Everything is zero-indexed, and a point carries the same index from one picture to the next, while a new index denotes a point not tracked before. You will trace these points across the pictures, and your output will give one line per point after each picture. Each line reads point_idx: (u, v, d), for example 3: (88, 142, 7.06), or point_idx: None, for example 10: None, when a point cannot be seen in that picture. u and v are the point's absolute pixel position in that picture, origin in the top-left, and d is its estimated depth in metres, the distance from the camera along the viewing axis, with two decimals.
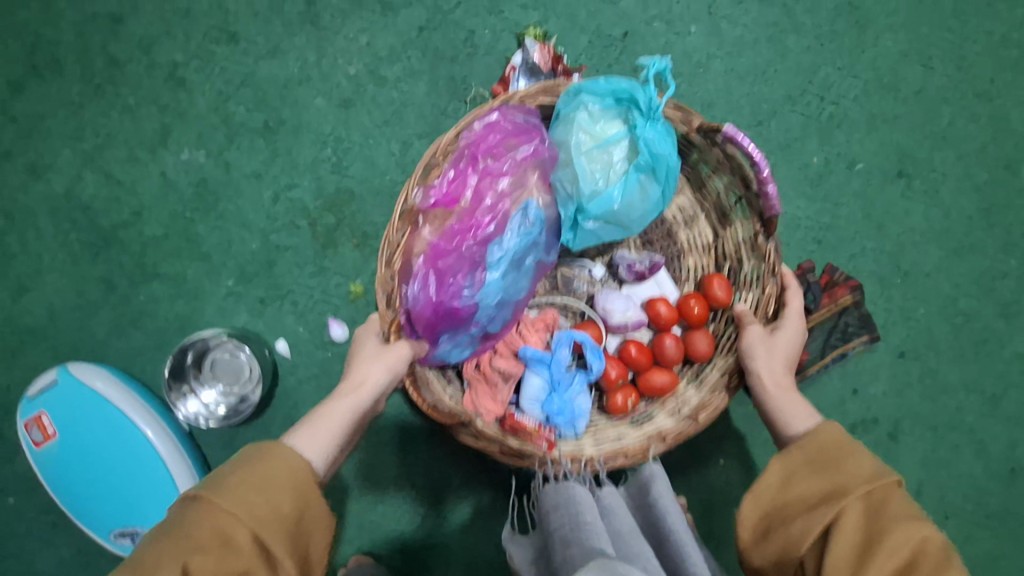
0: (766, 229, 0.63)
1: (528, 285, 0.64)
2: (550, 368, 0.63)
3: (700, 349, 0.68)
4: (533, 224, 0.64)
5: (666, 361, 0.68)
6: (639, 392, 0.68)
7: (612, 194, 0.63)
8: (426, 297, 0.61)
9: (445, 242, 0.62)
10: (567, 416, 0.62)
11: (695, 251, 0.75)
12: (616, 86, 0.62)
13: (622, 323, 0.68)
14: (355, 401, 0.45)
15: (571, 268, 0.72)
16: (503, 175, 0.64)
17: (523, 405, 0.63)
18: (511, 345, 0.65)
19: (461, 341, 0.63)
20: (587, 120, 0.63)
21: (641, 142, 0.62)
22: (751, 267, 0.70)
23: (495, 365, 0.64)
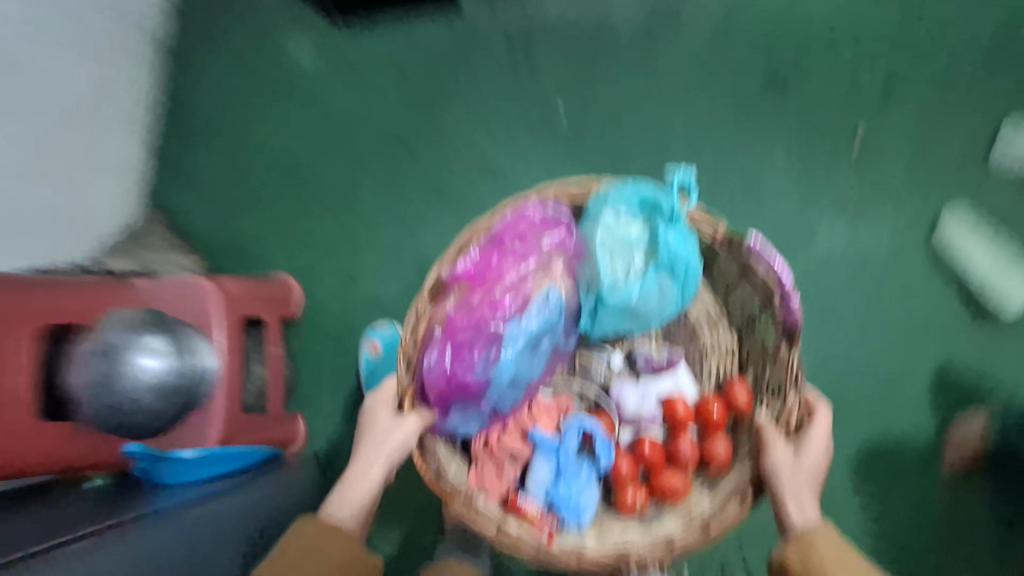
0: (786, 336, 0.71)
1: (535, 367, 0.75)
2: (557, 455, 0.74)
3: (716, 456, 0.75)
4: (553, 309, 0.73)
5: (679, 463, 0.76)
6: (650, 491, 0.75)
7: (633, 286, 0.75)
8: (440, 370, 0.72)
9: (461, 318, 0.73)
10: (571, 508, 0.72)
11: (718, 352, 0.81)
12: (641, 192, 0.74)
13: (632, 416, 0.77)
14: (369, 481, 0.62)
15: (590, 355, 0.81)
16: (529, 259, 0.74)
17: (528, 491, 0.73)
18: (522, 426, 0.76)
19: (473, 416, 0.74)
20: (609, 224, 0.75)
21: (662, 244, 0.73)
22: (772, 375, 0.75)
23: (503, 446, 0.74)
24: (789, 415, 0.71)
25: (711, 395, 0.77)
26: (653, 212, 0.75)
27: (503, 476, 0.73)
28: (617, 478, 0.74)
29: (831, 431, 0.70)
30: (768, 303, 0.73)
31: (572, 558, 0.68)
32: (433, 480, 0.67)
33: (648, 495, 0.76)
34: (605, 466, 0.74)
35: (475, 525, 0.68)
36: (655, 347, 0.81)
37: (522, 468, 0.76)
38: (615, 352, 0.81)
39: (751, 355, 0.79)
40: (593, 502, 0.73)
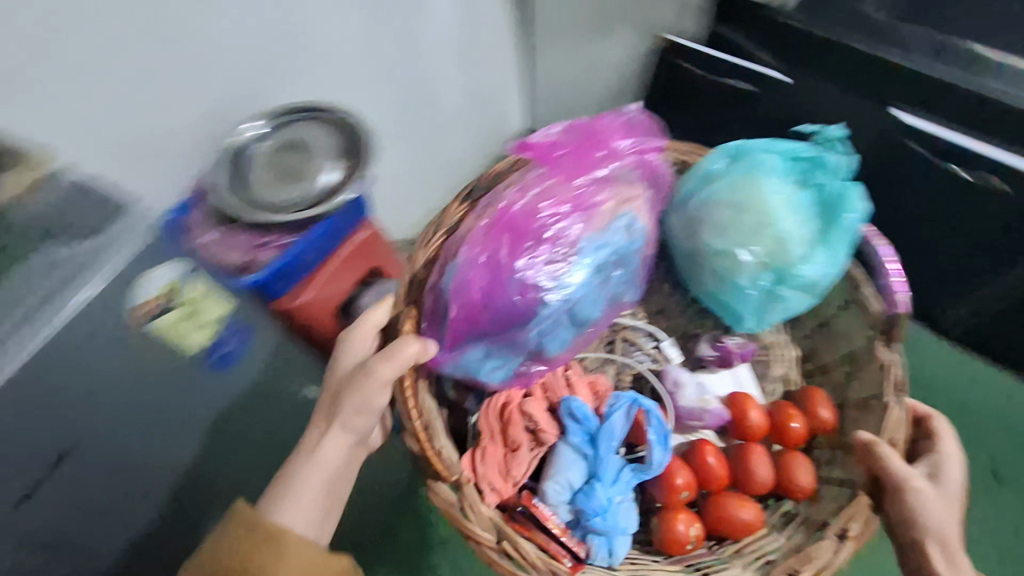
0: (881, 330, 0.58)
1: (601, 307, 0.52)
2: (593, 448, 0.53)
3: (798, 482, 0.57)
4: (637, 237, 0.52)
5: (749, 483, 0.57)
6: (707, 524, 0.56)
7: (817, 254, 0.55)
8: (478, 268, 0.48)
9: (526, 218, 0.49)
10: (605, 529, 0.51)
11: (785, 361, 0.66)
12: (790, 149, 0.57)
13: (694, 408, 0.57)
14: (330, 462, 0.45)
15: (634, 334, 0.63)
16: (619, 162, 0.53)
17: (546, 494, 0.53)
18: (554, 393, 0.55)
19: (510, 360, 0.50)
20: (773, 175, 0.56)
21: (838, 199, 0.55)
22: (859, 384, 0.60)
23: (525, 415, 0.53)
24: (898, 433, 0.53)
25: (786, 402, 0.61)
26: (810, 167, 0.57)
27: (515, 466, 0.53)
28: (666, 496, 0.55)
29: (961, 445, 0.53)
30: (851, 296, 0.61)
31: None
32: (421, 445, 0.46)
33: (704, 527, 0.56)
34: (656, 471, 0.54)
35: (466, 533, 0.47)
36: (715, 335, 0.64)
37: (541, 459, 0.55)
38: (667, 337, 0.63)
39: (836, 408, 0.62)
40: (632, 524, 0.53)
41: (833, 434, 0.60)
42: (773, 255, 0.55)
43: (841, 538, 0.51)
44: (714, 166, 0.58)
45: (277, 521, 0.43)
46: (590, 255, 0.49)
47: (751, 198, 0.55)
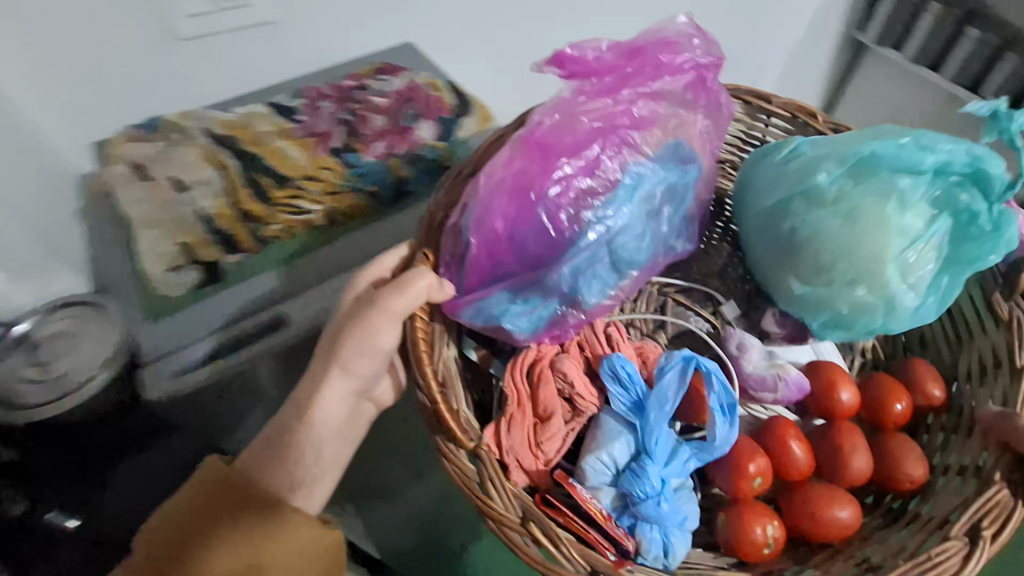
0: (998, 283, 0.48)
1: (650, 252, 0.44)
2: (641, 418, 0.43)
3: (904, 471, 0.45)
4: (684, 166, 0.44)
5: (840, 471, 0.45)
6: (787, 523, 0.45)
7: (934, 299, 0.45)
8: (504, 196, 0.41)
9: (562, 151, 0.41)
10: (659, 517, 0.41)
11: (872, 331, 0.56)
12: (938, 164, 0.43)
13: (769, 377, 0.47)
14: (328, 409, 0.39)
15: (688, 296, 0.54)
16: (668, 83, 0.44)
17: (584, 474, 0.43)
18: (592, 352, 0.46)
19: (542, 310, 0.42)
20: (900, 203, 0.43)
21: (973, 240, 0.44)
22: (973, 351, 0.49)
23: (559, 377, 0.44)
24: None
25: (886, 376, 0.49)
26: (951, 187, 0.44)
27: (545, 438, 0.44)
28: (734, 484, 0.44)
29: None
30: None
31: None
32: (430, 396, 0.38)
33: (783, 526, 0.45)
34: (722, 449, 0.44)
35: (483, 512, 0.39)
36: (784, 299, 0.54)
37: (579, 434, 0.46)
38: (728, 301, 0.53)
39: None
40: (693, 515, 0.43)
41: (943, 414, 0.49)
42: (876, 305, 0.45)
43: (979, 534, 0.39)
44: (823, 179, 0.45)
45: (251, 484, 0.37)
46: (634, 186, 0.42)
47: (865, 245, 0.43)
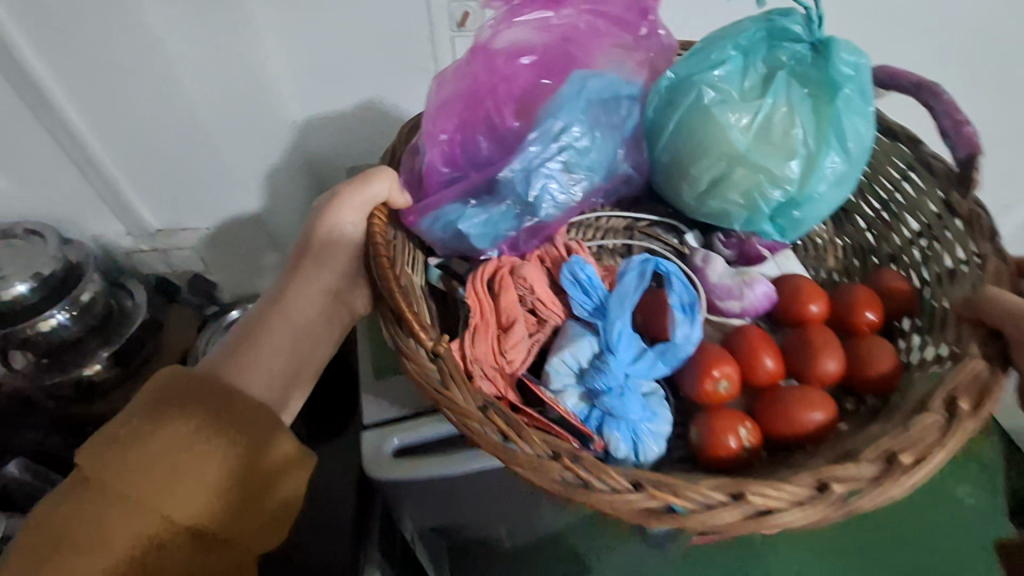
0: (955, 183, 0.48)
1: (600, 160, 0.45)
2: (604, 319, 0.44)
3: (877, 365, 0.43)
4: (625, 84, 0.47)
5: (811, 370, 0.44)
6: (764, 425, 0.43)
7: (824, 153, 0.45)
8: (450, 113, 0.45)
9: (501, 73, 0.45)
10: (620, 409, 0.41)
11: (842, 256, 0.56)
12: (742, 53, 0.46)
13: (732, 284, 0.47)
14: (301, 301, 0.44)
15: (652, 228, 0.55)
16: (601, 14, 0.48)
17: (549, 378, 0.43)
18: (553, 263, 0.46)
19: (499, 213, 0.44)
20: (729, 94, 0.45)
21: (814, 91, 0.45)
22: (943, 256, 0.48)
23: (520, 283, 0.45)
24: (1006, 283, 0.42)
25: (863, 288, 0.48)
26: (768, 61, 0.46)
27: (510, 345, 0.44)
28: (701, 387, 0.43)
29: None
30: (911, 164, 0.52)
31: (629, 488, 0.35)
32: (388, 285, 0.39)
33: (759, 429, 0.43)
34: (688, 349, 0.44)
35: (439, 400, 0.39)
36: None
37: (544, 347, 0.45)
38: (691, 231, 0.53)
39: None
40: (664, 416, 0.42)
41: (913, 318, 0.48)
42: (756, 189, 0.46)
43: (955, 404, 0.38)
44: (661, 99, 0.47)
45: (204, 383, 0.39)
46: (581, 90, 0.44)
47: (713, 141, 0.45)
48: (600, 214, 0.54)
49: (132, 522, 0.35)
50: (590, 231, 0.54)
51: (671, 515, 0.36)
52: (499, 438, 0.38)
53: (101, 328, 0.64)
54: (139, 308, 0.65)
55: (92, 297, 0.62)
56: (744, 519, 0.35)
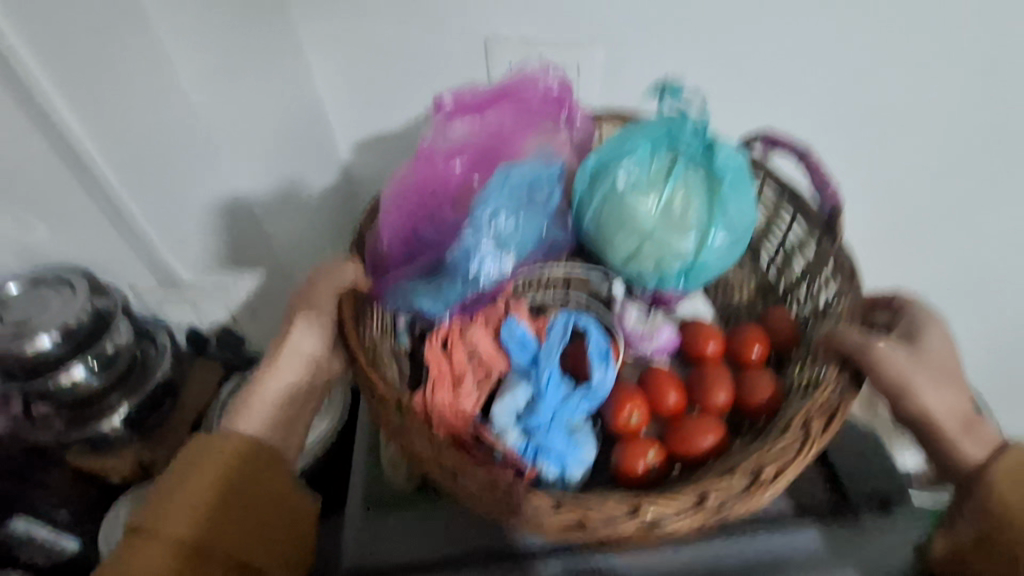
0: (827, 231, 0.57)
1: (528, 234, 0.54)
2: (537, 368, 0.54)
3: (757, 394, 0.54)
4: (549, 166, 0.56)
5: (707, 401, 0.54)
6: (670, 448, 0.53)
7: (712, 230, 0.54)
8: (401, 208, 0.54)
9: (441, 172, 0.55)
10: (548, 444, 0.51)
11: (746, 289, 0.65)
12: (647, 144, 0.55)
13: (643, 330, 0.58)
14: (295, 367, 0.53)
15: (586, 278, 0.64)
16: (524, 116, 0.58)
17: (494, 420, 0.53)
18: (494, 322, 0.56)
19: (447, 287, 0.53)
20: (637, 180, 0.54)
21: (706, 175, 0.54)
22: (820, 293, 0.59)
23: (469, 342, 0.55)
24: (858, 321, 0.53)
25: (753, 327, 0.58)
26: (671, 149, 0.55)
27: (462, 395, 0.54)
28: (616, 420, 0.53)
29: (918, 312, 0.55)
30: (796, 211, 0.62)
31: (554, 509, 0.45)
32: (358, 358, 0.49)
33: (664, 451, 0.53)
34: (605, 389, 0.54)
35: (404, 447, 0.49)
36: None
37: (489, 393, 0.55)
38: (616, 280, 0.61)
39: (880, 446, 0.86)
40: (587, 447, 0.52)
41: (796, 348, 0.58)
42: (663, 257, 0.55)
43: (811, 425, 0.48)
44: (584, 185, 0.57)
45: (229, 448, 0.48)
46: (505, 180, 0.53)
47: (625, 221, 0.55)
48: (543, 273, 0.60)
49: (164, 552, 0.44)
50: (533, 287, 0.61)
51: (587, 527, 0.46)
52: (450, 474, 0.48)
53: (127, 381, 0.77)
54: (159, 363, 0.79)
55: (119, 350, 0.75)
56: (640, 525, 0.46)
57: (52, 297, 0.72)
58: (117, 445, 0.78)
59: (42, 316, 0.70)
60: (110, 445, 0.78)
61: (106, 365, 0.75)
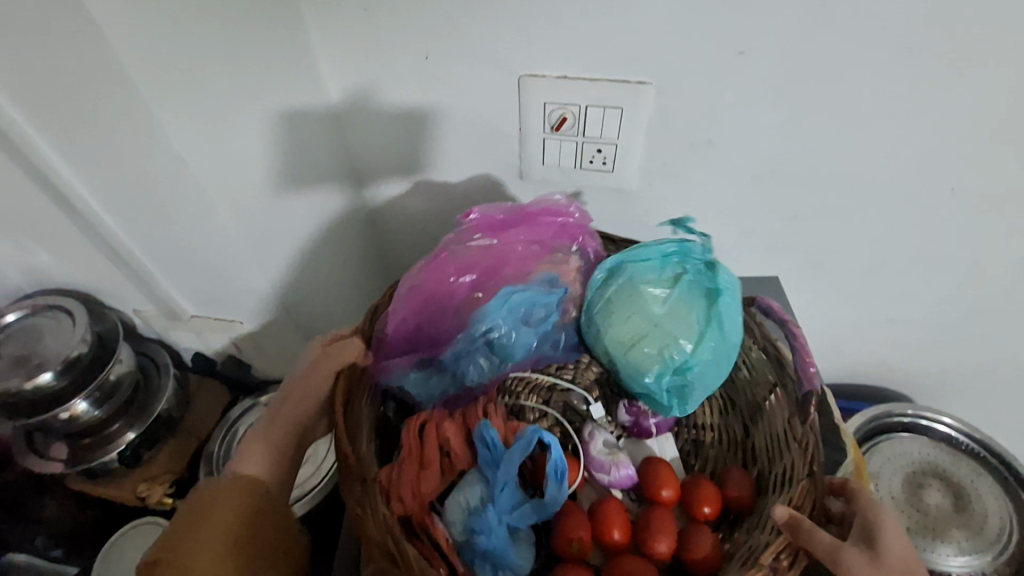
0: (796, 408, 0.62)
1: (518, 349, 0.66)
2: (494, 471, 0.58)
3: (694, 554, 0.57)
4: (548, 292, 0.67)
5: (648, 547, 0.57)
6: None
7: (709, 335, 0.63)
8: (416, 302, 0.66)
9: (456, 278, 0.68)
10: (488, 549, 0.55)
11: (719, 443, 0.71)
12: (661, 255, 0.66)
13: (606, 461, 0.63)
14: (289, 414, 0.61)
15: (570, 395, 0.70)
16: (534, 243, 0.70)
17: (446, 511, 0.58)
18: (470, 417, 0.62)
19: (434, 380, 0.67)
20: (651, 281, 0.64)
21: (710, 286, 0.64)
22: (780, 464, 0.62)
23: (441, 433, 0.61)
24: (807, 506, 0.56)
25: (710, 484, 0.62)
26: (681, 262, 0.66)
27: (424, 483, 0.59)
28: (558, 543, 0.57)
29: (874, 499, 0.57)
30: (779, 379, 0.65)
31: None
32: (338, 432, 0.55)
33: None
34: (553, 509, 0.57)
35: (359, 514, 0.54)
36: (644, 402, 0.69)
37: (450, 483, 0.61)
38: (596, 402, 0.69)
39: (931, 526, 0.94)
40: (522, 562, 0.56)
41: (747, 515, 0.62)
42: (665, 350, 0.63)
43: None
44: (601, 283, 0.67)
45: (236, 483, 0.56)
46: (506, 301, 0.65)
47: (635, 313, 0.64)
48: (531, 377, 0.69)
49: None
50: (514, 388, 0.69)
51: None
52: (389, 552, 0.52)
53: (128, 409, 0.98)
54: (162, 393, 1.00)
55: (119, 381, 0.96)
56: None
57: (55, 327, 0.93)
58: (118, 474, 0.98)
59: (47, 347, 0.92)
60: (111, 472, 0.97)
61: (108, 395, 0.95)
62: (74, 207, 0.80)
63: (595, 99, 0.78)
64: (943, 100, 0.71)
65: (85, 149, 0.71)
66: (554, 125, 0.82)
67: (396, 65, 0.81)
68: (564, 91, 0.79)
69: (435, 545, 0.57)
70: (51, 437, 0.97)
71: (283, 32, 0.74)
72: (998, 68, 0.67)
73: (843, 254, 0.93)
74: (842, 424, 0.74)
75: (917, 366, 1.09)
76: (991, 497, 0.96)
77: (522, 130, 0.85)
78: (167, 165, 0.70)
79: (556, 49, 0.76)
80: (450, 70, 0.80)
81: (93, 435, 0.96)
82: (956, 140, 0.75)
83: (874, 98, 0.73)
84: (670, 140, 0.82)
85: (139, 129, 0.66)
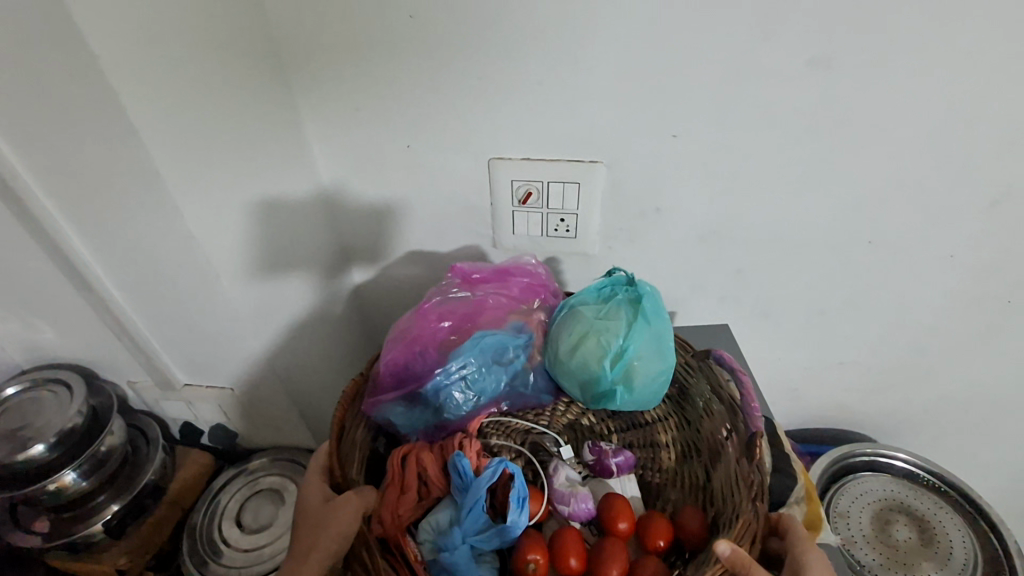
0: (744, 451, 0.67)
1: (489, 389, 0.74)
2: (464, 495, 0.64)
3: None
4: (515, 338, 0.76)
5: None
6: None
7: (637, 326, 0.73)
8: (401, 348, 0.75)
9: (435, 325, 0.76)
10: (451, 563, 0.61)
11: (680, 487, 0.75)
12: (594, 285, 0.79)
13: (566, 492, 0.70)
14: None
15: (542, 437, 0.77)
16: (506, 296, 0.80)
17: (419, 532, 0.65)
18: (447, 447, 0.69)
19: (418, 413, 0.73)
20: (585, 301, 0.77)
21: (634, 294, 0.76)
22: (729, 504, 0.67)
23: (422, 461, 0.67)
24: (745, 539, 0.62)
25: (663, 519, 0.68)
26: (612, 286, 0.78)
27: (402, 507, 0.65)
28: (517, 564, 0.63)
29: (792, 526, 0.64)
30: (733, 423, 0.71)
31: None
32: (329, 453, 0.64)
33: None
34: (516, 532, 0.64)
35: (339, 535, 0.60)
36: (608, 442, 0.77)
37: (426, 508, 0.67)
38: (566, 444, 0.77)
39: (902, 560, 0.97)
40: None
41: (697, 549, 0.68)
42: (601, 343, 0.73)
43: None
44: (552, 319, 0.79)
45: None
46: (479, 342, 0.74)
47: (573, 325, 0.75)
48: (508, 420, 0.77)
49: None
50: (490, 431, 0.77)
51: None
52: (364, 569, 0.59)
53: (115, 481, 1.00)
54: (151, 463, 1.02)
55: (110, 452, 0.98)
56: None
57: (52, 399, 0.97)
58: (98, 546, 0.98)
59: (41, 420, 0.94)
60: (93, 545, 0.97)
61: (96, 467, 0.97)
62: (91, 283, 0.89)
63: (555, 176, 0.92)
64: (842, 171, 0.86)
65: (109, 229, 0.81)
66: (520, 200, 0.95)
67: (381, 156, 0.95)
68: (528, 171, 0.92)
69: (405, 560, 0.63)
70: (33, 511, 0.97)
71: (286, 125, 0.87)
72: (880, 143, 0.82)
73: (784, 301, 1.04)
74: (794, 456, 0.78)
75: (870, 406, 1.16)
76: (957, 532, 0.99)
77: (493, 206, 0.98)
78: (180, 241, 0.79)
79: (518, 139, 0.90)
80: (427, 158, 0.94)
81: (78, 508, 0.97)
82: (859, 201, 0.89)
83: (785, 169, 0.87)
84: (620, 208, 0.95)
85: (160, 211, 0.76)
